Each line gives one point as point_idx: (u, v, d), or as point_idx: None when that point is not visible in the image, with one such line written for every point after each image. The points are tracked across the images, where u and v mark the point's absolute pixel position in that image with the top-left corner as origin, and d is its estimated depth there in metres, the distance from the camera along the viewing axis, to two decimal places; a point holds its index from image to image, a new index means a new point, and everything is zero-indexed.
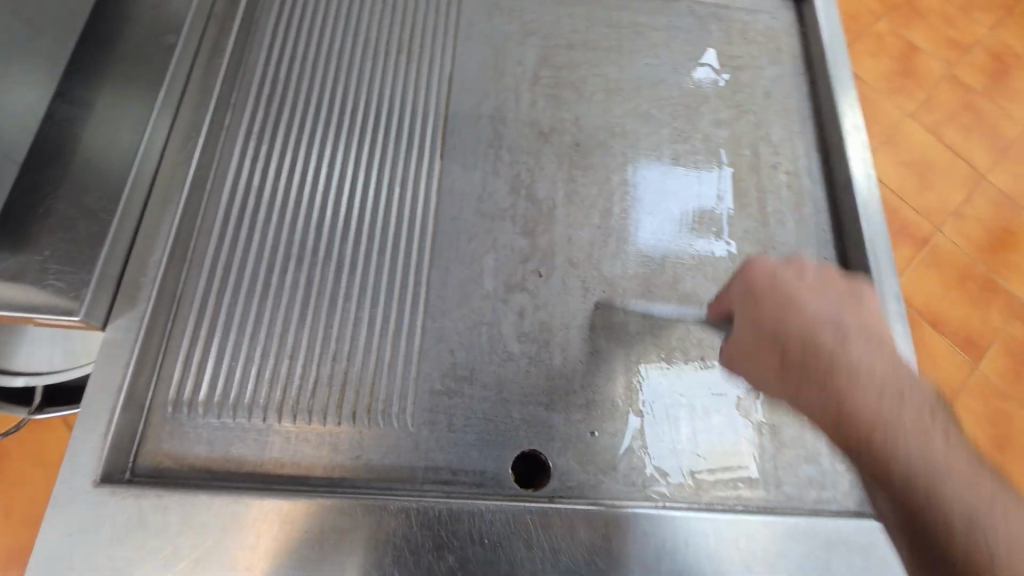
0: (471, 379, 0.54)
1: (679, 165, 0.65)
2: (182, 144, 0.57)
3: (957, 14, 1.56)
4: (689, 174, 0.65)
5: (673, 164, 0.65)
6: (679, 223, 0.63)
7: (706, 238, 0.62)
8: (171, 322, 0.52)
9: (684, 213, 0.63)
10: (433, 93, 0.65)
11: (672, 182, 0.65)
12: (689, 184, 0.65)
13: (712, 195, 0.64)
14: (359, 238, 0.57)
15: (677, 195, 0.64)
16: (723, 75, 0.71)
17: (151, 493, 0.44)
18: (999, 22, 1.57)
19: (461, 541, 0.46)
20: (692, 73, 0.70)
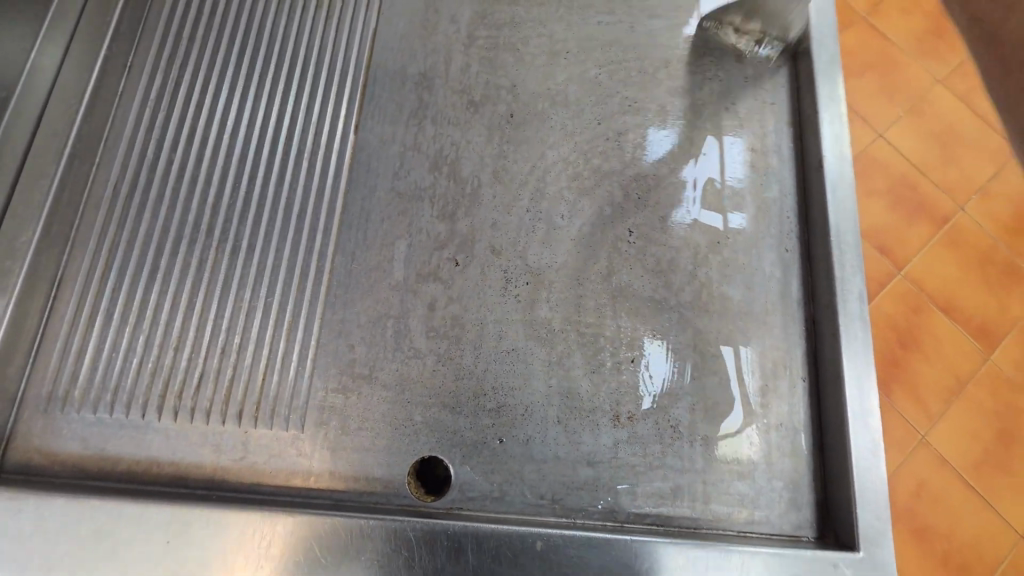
0: (370, 378, 0.49)
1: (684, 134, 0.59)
2: (62, 110, 0.52)
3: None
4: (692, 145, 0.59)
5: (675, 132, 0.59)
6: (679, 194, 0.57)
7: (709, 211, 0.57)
8: (49, 309, 0.48)
9: (686, 183, 0.57)
10: (352, 56, 0.58)
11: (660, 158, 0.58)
12: (683, 157, 0.58)
13: (721, 163, 0.58)
14: (258, 219, 0.52)
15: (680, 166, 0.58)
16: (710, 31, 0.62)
17: (6, 494, 0.42)
18: None
19: (336, 557, 0.42)
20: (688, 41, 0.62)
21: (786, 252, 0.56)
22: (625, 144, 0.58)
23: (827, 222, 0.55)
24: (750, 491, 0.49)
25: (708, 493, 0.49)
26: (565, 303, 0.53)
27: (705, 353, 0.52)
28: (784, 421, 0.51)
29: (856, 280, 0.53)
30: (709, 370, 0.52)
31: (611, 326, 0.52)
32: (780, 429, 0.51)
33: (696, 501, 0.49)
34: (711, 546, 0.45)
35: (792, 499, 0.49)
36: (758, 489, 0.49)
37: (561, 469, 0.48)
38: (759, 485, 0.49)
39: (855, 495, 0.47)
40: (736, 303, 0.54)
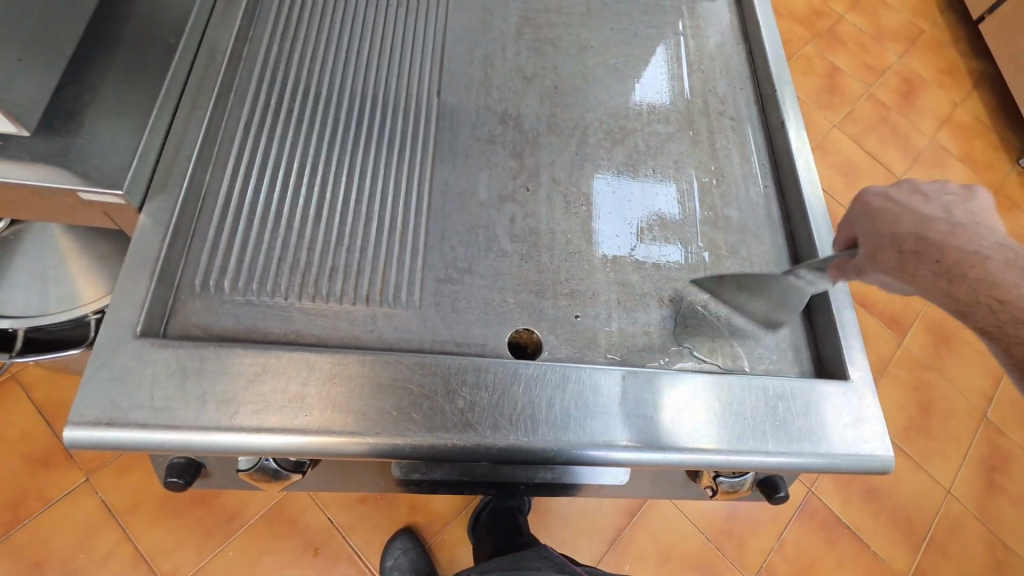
0: (470, 271, 0.61)
1: (627, 175, 0.71)
2: (206, 63, 0.62)
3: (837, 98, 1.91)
4: (638, 185, 0.71)
5: (620, 173, 0.71)
6: (634, 231, 0.67)
7: (657, 244, 0.67)
8: (199, 213, 0.57)
9: (638, 220, 0.68)
10: (430, 40, 0.73)
11: (599, 200, 0.68)
12: (619, 200, 0.69)
13: (659, 203, 0.70)
14: (368, 153, 0.64)
15: (632, 205, 0.69)
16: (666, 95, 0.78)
17: (188, 345, 0.49)
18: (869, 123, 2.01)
19: (469, 389, 0.52)
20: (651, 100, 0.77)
21: (767, 188, 0.75)
22: (641, 113, 0.76)
23: (792, 164, 0.74)
24: (764, 350, 0.64)
25: (736, 352, 0.63)
26: (613, 219, 0.67)
27: (719, 255, 0.68)
28: None
29: (817, 201, 0.72)
30: (724, 267, 0.67)
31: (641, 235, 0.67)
32: None
33: (728, 358, 0.63)
34: (747, 378, 0.58)
35: (794, 355, 0.65)
36: (770, 349, 0.64)
37: (624, 337, 0.61)
38: (771, 346, 0.64)
39: (841, 343, 0.63)
40: (736, 222, 0.71)
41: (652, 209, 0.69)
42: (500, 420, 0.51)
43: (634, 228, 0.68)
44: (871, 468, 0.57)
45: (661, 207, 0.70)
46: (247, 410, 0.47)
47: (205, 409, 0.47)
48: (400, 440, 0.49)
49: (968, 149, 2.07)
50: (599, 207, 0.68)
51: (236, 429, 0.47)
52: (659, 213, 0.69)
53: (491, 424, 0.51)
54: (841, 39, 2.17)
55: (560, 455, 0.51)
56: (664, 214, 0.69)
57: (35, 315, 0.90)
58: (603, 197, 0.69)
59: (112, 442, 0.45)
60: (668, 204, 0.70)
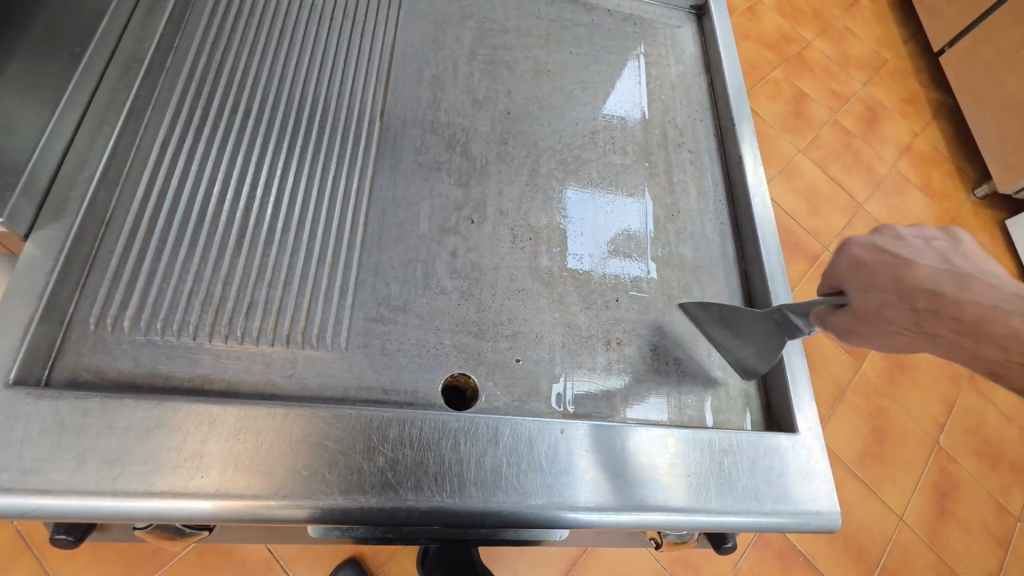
0: (404, 309, 0.57)
1: (589, 191, 0.69)
2: (120, 75, 0.58)
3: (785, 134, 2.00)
4: (606, 202, 0.69)
5: (582, 192, 0.69)
6: (598, 248, 0.66)
7: (622, 261, 0.66)
8: (98, 241, 0.51)
9: (603, 237, 0.67)
10: (376, 57, 0.69)
11: (571, 216, 0.67)
12: (588, 215, 0.68)
13: (627, 220, 0.69)
14: (298, 177, 0.59)
15: (597, 223, 0.67)
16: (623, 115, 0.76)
17: (70, 395, 0.43)
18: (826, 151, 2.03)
19: (391, 445, 0.48)
20: (614, 113, 0.76)
21: (722, 224, 0.73)
22: (598, 142, 0.73)
23: (748, 200, 0.72)
24: (714, 399, 0.61)
25: (683, 401, 0.60)
26: (563, 254, 0.64)
27: (670, 295, 0.66)
28: None
29: (773, 240, 0.70)
30: (675, 309, 0.65)
31: (599, 258, 0.65)
32: (728, 351, 0.64)
33: (674, 407, 0.60)
34: (693, 430, 0.55)
35: (744, 404, 0.62)
36: (719, 398, 0.62)
37: (566, 382, 0.58)
38: (720, 393, 0.62)
39: (791, 392, 0.61)
40: (690, 260, 0.69)
41: (619, 223, 0.68)
42: (424, 480, 0.47)
43: (603, 244, 0.66)
44: (817, 528, 0.54)
45: (627, 222, 0.69)
46: (133, 471, 0.42)
47: (82, 471, 0.41)
48: (310, 504, 0.44)
49: (927, 179, 2.12)
50: (571, 225, 0.66)
51: (119, 494, 0.41)
52: (625, 229, 0.68)
53: (414, 484, 0.47)
54: (809, 65, 2.20)
55: (488, 517, 0.47)
56: (630, 229, 0.68)
57: None
58: (561, 221, 0.66)
59: None
60: (634, 221, 0.69)
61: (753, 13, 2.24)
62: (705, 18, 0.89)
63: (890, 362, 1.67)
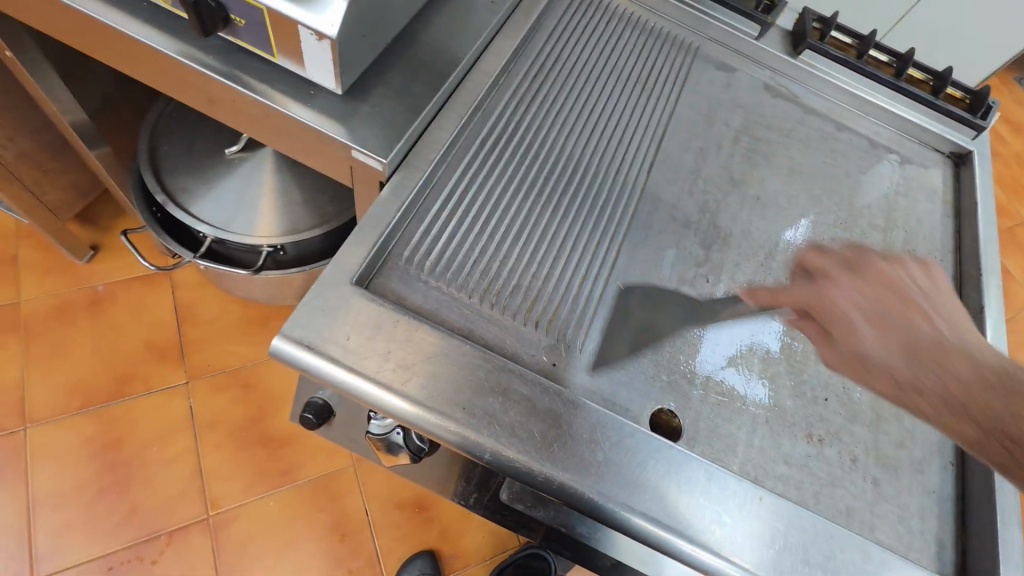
0: (635, 335, 0.62)
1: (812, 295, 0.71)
2: (475, 79, 0.71)
3: None
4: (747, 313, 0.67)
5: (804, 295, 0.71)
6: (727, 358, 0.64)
7: (747, 379, 0.63)
8: (426, 201, 0.63)
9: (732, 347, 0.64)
10: (657, 120, 0.79)
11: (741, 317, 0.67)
12: (732, 322, 0.66)
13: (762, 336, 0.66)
14: (574, 198, 0.69)
15: (732, 332, 0.65)
16: (862, 229, 0.79)
17: (390, 306, 0.53)
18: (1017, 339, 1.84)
19: (610, 445, 0.52)
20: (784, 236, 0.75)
21: None
22: (807, 242, 0.74)
23: None
24: (908, 534, 0.58)
25: (874, 522, 0.58)
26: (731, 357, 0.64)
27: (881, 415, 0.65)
28: (934, 488, 0.62)
29: None
30: (883, 429, 0.64)
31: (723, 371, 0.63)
32: (929, 491, 0.62)
33: (864, 525, 0.58)
34: (885, 552, 0.54)
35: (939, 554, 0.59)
36: (915, 536, 0.59)
37: (763, 455, 0.59)
38: (914, 532, 0.59)
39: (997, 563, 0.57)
40: None
41: (759, 340, 0.66)
42: (631, 488, 0.51)
43: (738, 355, 0.64)
44: None
45: (758, 340, 0.66)
46: (416, 382, 0.51)
47: (383, 366, 0.51)
48: (537, 467, 0.50)
49: None
50: (709, 333, 0.65)
51: (403, 396, 0.50)
52: (766, 346, 0.66)
53: (623, 488, 0.51)
54: (1020, 243, 2.04)
55: (675, 545, 0.50)
56: (761, 347, 0.65)
57: (220, 226, 1.00)
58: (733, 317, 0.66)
59: (303, 364, 0.50)
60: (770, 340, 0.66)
61: None
62: (964, 167, 0.90)
63: None
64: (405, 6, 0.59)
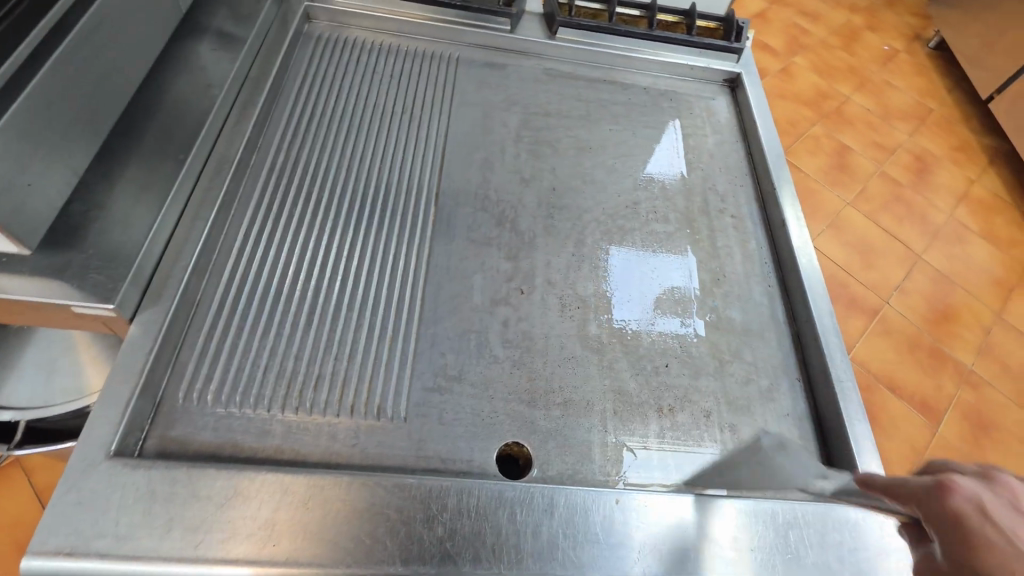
0: (460, 378, 0.59)
1: (658, 252, 0.73)
2: (214, 173, 0.66)
3: (831, 192, 1.99)
4: (656, 260, 0.72)
5: (661, 251, 0.73)
6: (652, 306, 0.68)
7: (675, 318, 0.67)
8: (189, 324, 0.58)
9: (655, 294, 0.69)
10: (431, 145, 0.76)
11: (644, 271, 0.71)
12: (645, 273, 0.71)
13: (677, 274, 0.71)
14: (361, 257, 0.65)
15: (649, 281, 0.70)
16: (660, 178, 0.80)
17: (161, 464, 0.47)
18: (874, 206, 1.99)
19: (451, 514, 0.48)
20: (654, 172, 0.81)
21: (770, 287, 0.73)
22: (608, 220, 0.74)
23: (795, 262, 0.73)
24: None
25: None
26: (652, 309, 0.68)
27: (722, 360, 0.65)
28: (788, 412, 0.63)
29: (824, 301, 0.69)
30: (728, 374, 0.64)
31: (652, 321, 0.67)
32: (784, 417, 0.63)
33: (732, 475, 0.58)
34: (754, 499, 0.53)
35: None
36: None
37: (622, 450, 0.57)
38: None
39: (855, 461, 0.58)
40: (739, 324, 0.68)
41: (670, 283, 0.70)
42: (483, 551, 0.47)
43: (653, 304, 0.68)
44: None
45: (672, 280, 0.71)
46: (211, 539, 0.45)
47: (165, 539, 0.44)
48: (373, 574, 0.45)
49: (990, 227, 2.02)
50: (616, 292, 0.68)
51: (197, 560, 0.44)
52: (679, 288, 0.70)
53: (474, 555, 0.47)
54: (849, 119, 2.21)
55: None
56: (677, 286, 0.70)
57: (40, 405, 0.88)
58: (635, 274, 0.70)
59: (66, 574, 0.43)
60: (683, 277, 0.71)
61: (786, 74, 2.30)
62: (738, 89, 0.93)
63: (967, 426, 1.58)
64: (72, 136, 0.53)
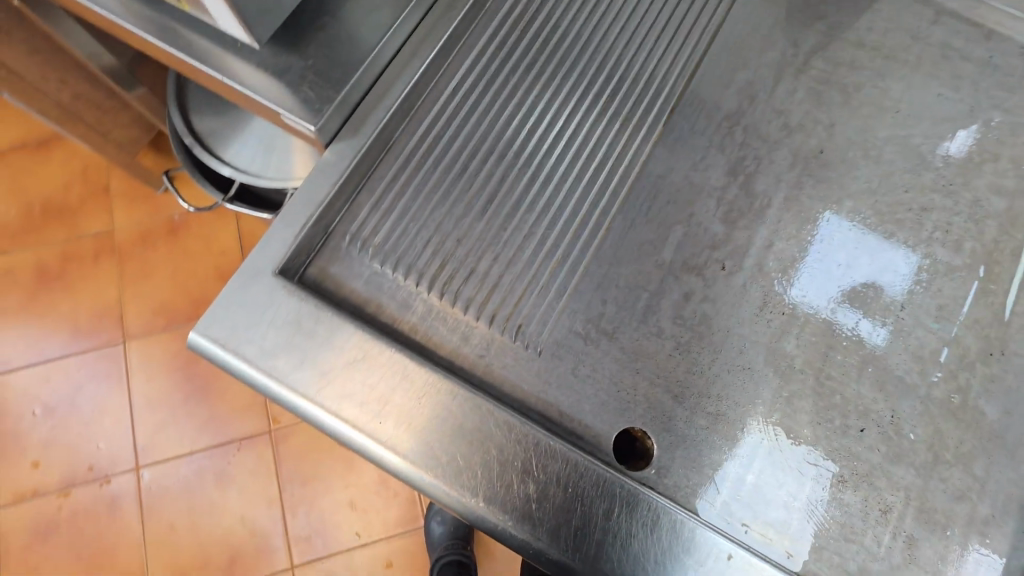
0: (612, 336, 0.52)
1: (870, 236, 0.55)
2: (446, 8, 0.59)
3: None
4: (863, 245, 0.55)
5: (873, 235, 0.55)
6: (842, 303, 0.53)
7: (865, 327, 0.53)
8: (375, 166, 0.55)
9: (848, 289, 0.54)
10: (691, 44, 0.61)
11: (841, 253, 0.55)
12: (845, 257, 0.55)
13: (885, 270, 0.54)
14: (561, 157, 0.56)
15: (846, 270, 0.54)
16: (979, 177, 0.57)
17: (312, 300, 0.49)
18: None
19: (546, 477, 0.46)
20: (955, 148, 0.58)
21: None
22: (876, 219, 0.56)
23: None
24: None
25: None
26: (835, 305, 0.53)
27: (939, 456, 0.49)
28: (997, 557, 0.47)
29: None
30: (937, 476, 0.49)
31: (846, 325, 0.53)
32: (988, 562, 0.47)
33: None
34: None
35: None
36: None
37: (746, 480, 0.48)
38: None
39: None
40: (989, 423, 0.50)
41: (879, 275, 0.54)
42: (564, 529, 0.45)
43: (848, 296, 0.54)
44: None
45: (879, 278, 0.54)
46: (332, 389, 0.46)
47: (298, 372, 0.47)
48: (455, 494, 0.45)
49: None
50: (812, 258, 0.55)
51: (316, 403, 0.46)
52: (882, 285, 0.54)
53: (553, 530, 0.45)
54: None
55: None
56: (884, 287, 0.54)
57: (254, 172, 0.99)
58: (828, 256, 0.55)
59: (218, 361, 0.48)
60: (893, 277, 0.54)
61: None
62: None
63: None
64: None
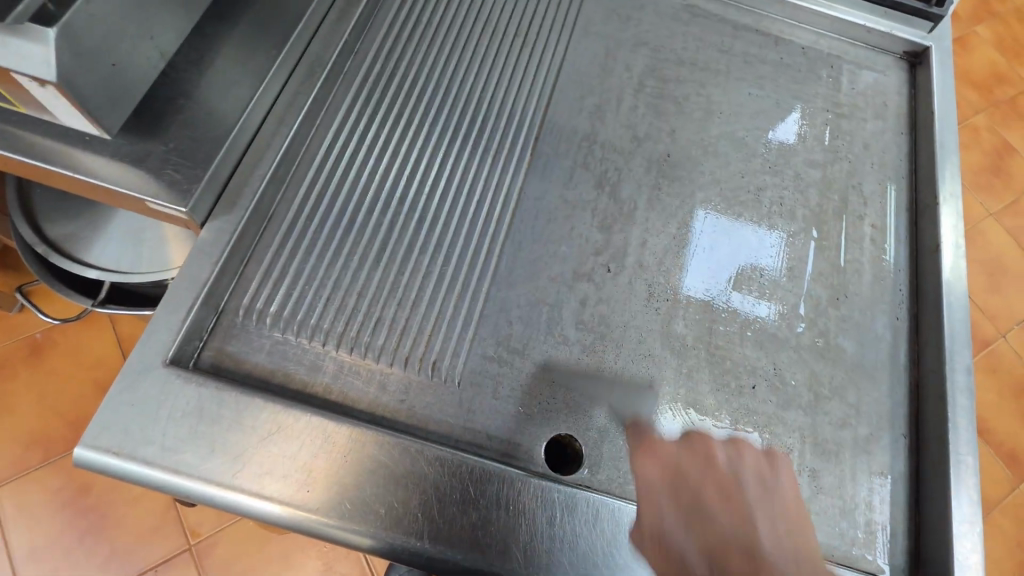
0: (523, 353, 0.54)
1: (741, 222, 0.63)
2: (306, 76, 0.61)
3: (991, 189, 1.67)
4: (739, 231, 0.63)
5: (743, 221, 0.63)
6: (730, 283, 0.60)
7: (751, 300, 0.60)
8: (260, 236, 0.55)
9: (733, 270, 0.61)
10: (541, 79, 0.67)
11: (721, 241, 0.62)
12: (724, 244, 0.62)
13: (759, 250, 0.62)
14: (443, 197, 0.59)
15: (727, 255, 0.61)
16: (794, 156, 0.67)
17: (213, 383, 0.47)
18: None
19: (487, 502, 0.46)
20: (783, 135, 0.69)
21: (898, 318, 0.61)
22: (725, 205, 0.64)
23: (937, 297, 0.60)
24: (850, 530, 0.52)
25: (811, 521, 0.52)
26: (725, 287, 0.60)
27: (819, 393, 0.57)
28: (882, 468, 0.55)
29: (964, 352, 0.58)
30: (822, 412, 0.56)
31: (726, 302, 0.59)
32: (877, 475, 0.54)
33: None
34: None
35: (888, 542, 0.52)
36: (856, 528, 0.52)
37: None
38: (860, 523, 0.52)
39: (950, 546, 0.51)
40: (849, 357, 0.59)
41: (750, 255, 0.62)
42: (513, 549, 0.46)
43: (731, 276, 0.61)
44: None
45: (755, 257, 0.62)
46: (248, 469, 0.44)
47: (208, 461, 0.44)
48: (400, 543, 0.44)
49: None
50: (698, 248, 0.61)
51: (234, 488, 0.44)
52: (758, 262, 0.62)
53: (503, 551, 0.45)
54: None
55: None
56: (760, 264, 0.62)
57: (127, 270, 0.92)
58: (710, 245, 0.62)
59: (114, 471, 0.44)
60: (767, 256, 0.62)
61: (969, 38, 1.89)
62: (922, 66, 0.75)
63: None
64: (164, 19, 0.49)
